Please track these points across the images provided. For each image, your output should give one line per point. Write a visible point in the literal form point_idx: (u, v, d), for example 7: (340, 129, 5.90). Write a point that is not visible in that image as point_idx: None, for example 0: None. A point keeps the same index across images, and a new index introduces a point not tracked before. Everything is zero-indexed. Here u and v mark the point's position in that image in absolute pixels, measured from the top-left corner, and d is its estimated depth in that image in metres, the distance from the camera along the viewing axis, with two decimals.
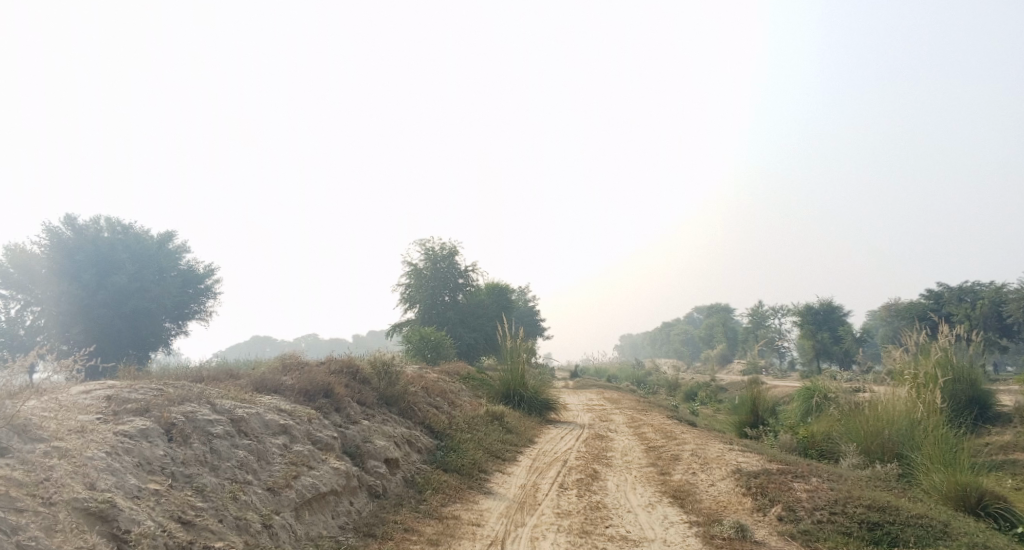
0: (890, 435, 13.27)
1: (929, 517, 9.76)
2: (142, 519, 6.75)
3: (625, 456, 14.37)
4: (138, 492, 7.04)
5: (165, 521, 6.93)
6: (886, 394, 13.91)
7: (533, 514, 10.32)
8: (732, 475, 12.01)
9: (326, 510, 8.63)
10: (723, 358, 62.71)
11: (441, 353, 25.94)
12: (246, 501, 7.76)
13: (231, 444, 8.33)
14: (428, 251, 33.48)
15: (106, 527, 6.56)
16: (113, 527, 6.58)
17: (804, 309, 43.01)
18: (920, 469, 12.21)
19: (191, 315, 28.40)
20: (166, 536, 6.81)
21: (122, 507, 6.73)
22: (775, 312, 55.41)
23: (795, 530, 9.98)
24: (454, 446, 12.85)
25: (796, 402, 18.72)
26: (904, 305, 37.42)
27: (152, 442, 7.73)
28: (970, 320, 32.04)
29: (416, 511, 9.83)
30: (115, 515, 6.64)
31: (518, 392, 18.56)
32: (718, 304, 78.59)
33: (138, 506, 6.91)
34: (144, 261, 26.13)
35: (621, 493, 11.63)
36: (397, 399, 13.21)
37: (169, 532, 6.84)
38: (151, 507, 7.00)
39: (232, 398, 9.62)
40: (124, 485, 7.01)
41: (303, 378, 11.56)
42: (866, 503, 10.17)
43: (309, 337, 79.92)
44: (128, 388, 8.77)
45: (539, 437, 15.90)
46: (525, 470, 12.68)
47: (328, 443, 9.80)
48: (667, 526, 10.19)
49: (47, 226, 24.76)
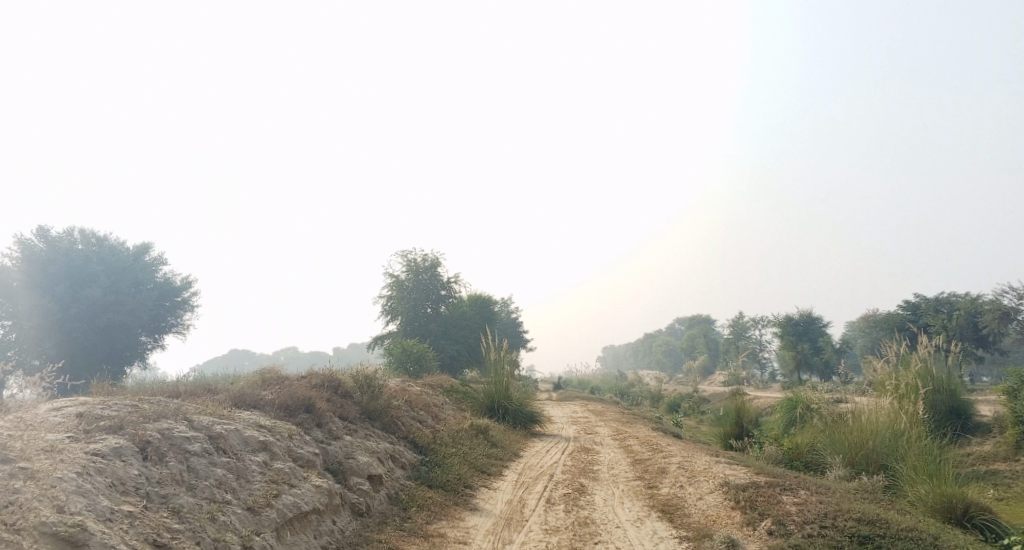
0: (875, 447, 13.19)
1: (919, 530, 9.64)
2: (114, 542, 6.48)
3: (611, 470, 14.19)
4: (110, 514, 6.76)
5: (140, 544, 6.66)
6: (869, 405, 13.84)
7: (519, 531, 10.09)
8: (720, 488, 11.86)
9: (308, 529, 8.37)
10: (705, 369, 62.75)
11: (423, 366, 25.68)
12: (225, 522, 7.49)
13: (209, 462, 8.07)
14: (409, 262, 33.23)
15: None
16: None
17: (784, 321, 43.13)
18: (906, 480, 12.14)
19: (168, 328, 27.93)
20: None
21: (93, 531, 6.44)
22: (756, 323, 55.57)
23: (786, 544, 9.84)
24: (438, 462, 12.61)
25: (779, 413, 18.64)
26: (883, 316, 37.64)
27: (126, 461, 7.45)
28: (947, 330, 32.21)
29: (401, 530, 9.58)
30: (86, 539, 6.35)
31: (502, 405, 18.34)
32: (699, 316, 78.75)
33: (110, 529, 6.63)
34: (120, 273, 25.70)
35: (608, 508, 11.43)
36: (380, 413, 12.96)
37: None
38: (125, 530, 6.72)
39: (210, 414, 9.34)
40: (96, 507, 6.73)
41: (283, 393, 11.29)
42: (856, 517, 10.04)
43: (290, 350, 79.08)
44: (101, 405, 8.48)
45: (523, 450, 15.68)
46: (511, 485, 12.46)
47: (310, 460, 9.54)
48: (656, 542, 10.01)
49: (20, 238, 24.30)
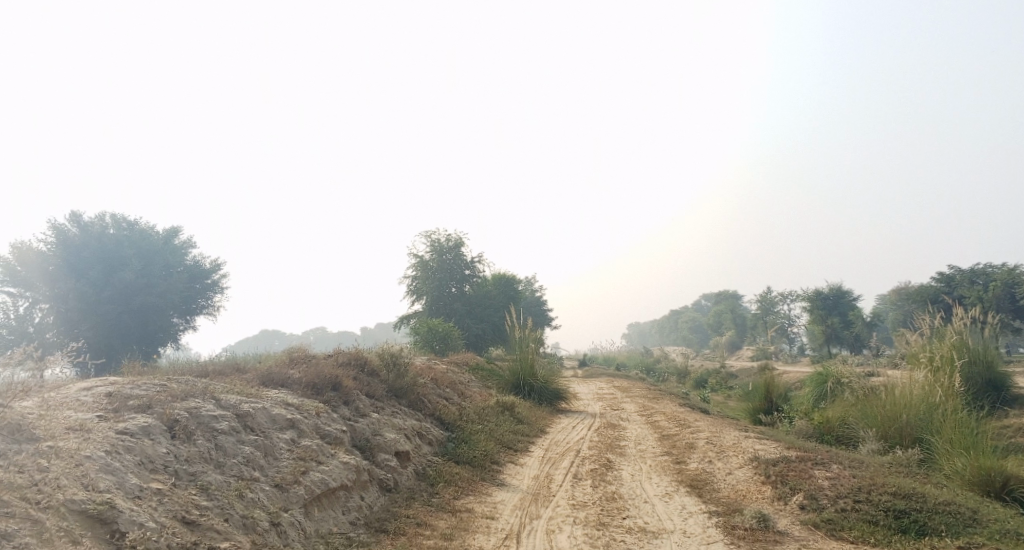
0: (909, 420, 12.94)
1: (956, 504, 9.45)
2: (143, 520, 6.51)
3: (639, 445, 14.09)
4: (139, 492, 6.80)
5: (169, 521, 6.69)
6: (903, 378, 13.57)
7: (547, 506, 10.06)
8: (750, 463, 11.71)
9: (336, 505, 8.39)
10: (733, 345, 62.30)
11: (449, 344, 25.71)
12: (253, 499, 7.51)
13: (237, 440, 8.09)
14: (434, 242, 33.18)
15: (105, 529, 6.32)
16: (112, 530, 6.33)
17: (813, 295, 42.57)
18: (941, 454, 11.89)
19: (199, 310, 28.24)
20: (170, 537, 6.55)
21: (121, 508, 6.48)
22: (784, 298, 54.96)
23: (818, 519, 9.69)
24: (465, 438, 12.59)
25: (809, 387, 18.38)
26: (915, 289, 36.98)
27: (155, 439, 7.49)
28: (982, 302, 31.59)
29: (429, 505, 9.58)
30: (114, 517, 6.40)
31: (528, 383, 18.28)
32: (726, 291, 78.10)
33: (139, 506, 6.66)
34: (151, 257, 25.96)
35: (636, 483, 11.37)
36: (406, 391, 12.95)
37: (172, 533, 6.59)
38: (153, 507, 6.75)
39: (238, 392, 9.38)
40: (125, 485, 6.77)
41: (310, 371, 11.31)
42: (891, 491, 9.86)
43: (318, 331, 79.73)
44: (130, 384, 8.55)
45: (550, 427, 15.63)
46: (538, 460, 12.42)
47: (337, 437, 9.56)
48: (686, 517, 9.92)
49: (53, 223, 24.58)
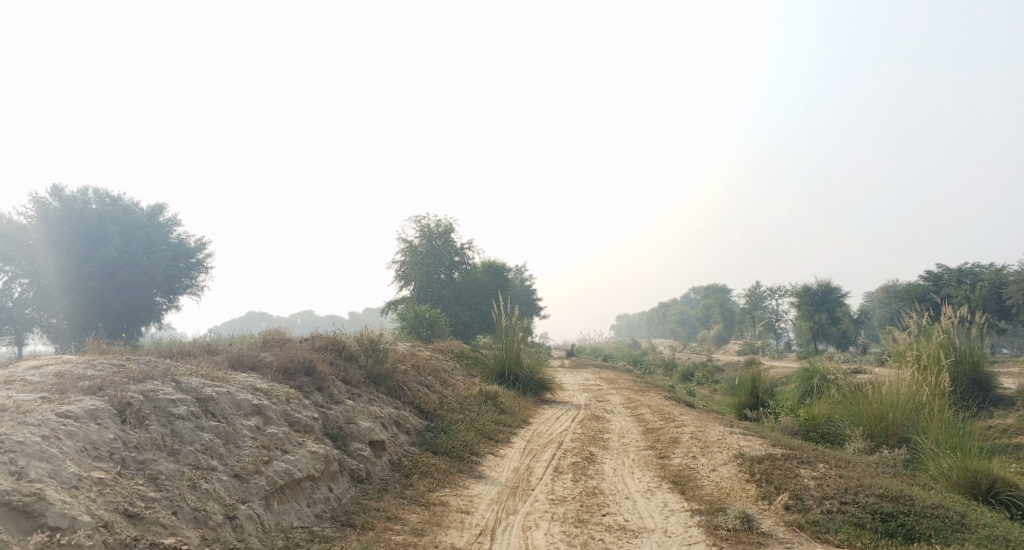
0: (895, 419, 12.64)
1: (944, 508, 9.15)
2: (76, 513, 6.09)
3: (622, 438, 13.76)
4: (77, 482, 6.37)
5: (107, 514, 6.27)
6: (890, 376, 13.27)
7: (524, 501, 9.70)
8: (734, 460, 11.40)
9: (301, 498, 7.99)
10: (720, 339, 62.19)
11: (435, 331, 25.28)
12: (208, 490, 7.11)
13: (195, 426, 7.68)
14: (423, 228, 32.67)
15: (31, 523, 5.89)
16: (39, 524, 5.90)
17: (801, 290, 42.38)
18: (928, 455, 11.61)
19: (182, 290, 27.66)
20: (106, 532, 6.14)
21: (52, 501, 6.05)
22: (773, 293, 54.80)
23: (803, 520, 9.35)
24: (445, 427, 12.22)
25: (794, 383, 18.10)
26: (903, 287, 36.83)
27: (102, 424, 7.08)
28: (969, 302, 31.44)
29: (401, 497, 9.19)
30: (43, 510, 5.96)
31: (513, 372, 17.91)
32: (715, 285, 77.90)
33: (75, 498, 6.23)
34: (134, 234, 25.31)
35: (617, 478, 11.03)
36: (385, 377, 12.53)
37: (109, 528, 6.18)
38: (92, 499, 6.32)
39: (202, 375, 8.96)
40: (61, 474, 6.34)
41: (282, 355, 10.91)
42: (878, 493, 9.54)
43: (305, 315, 79.11)
44: (85, 363, 8.18)
45: (532, 417, 15.25)
46: (518, 452, 12.06)
47: (307, 425, 9.15)
48: (667, 515, 9.58)
49: (34, 197, 23.88)
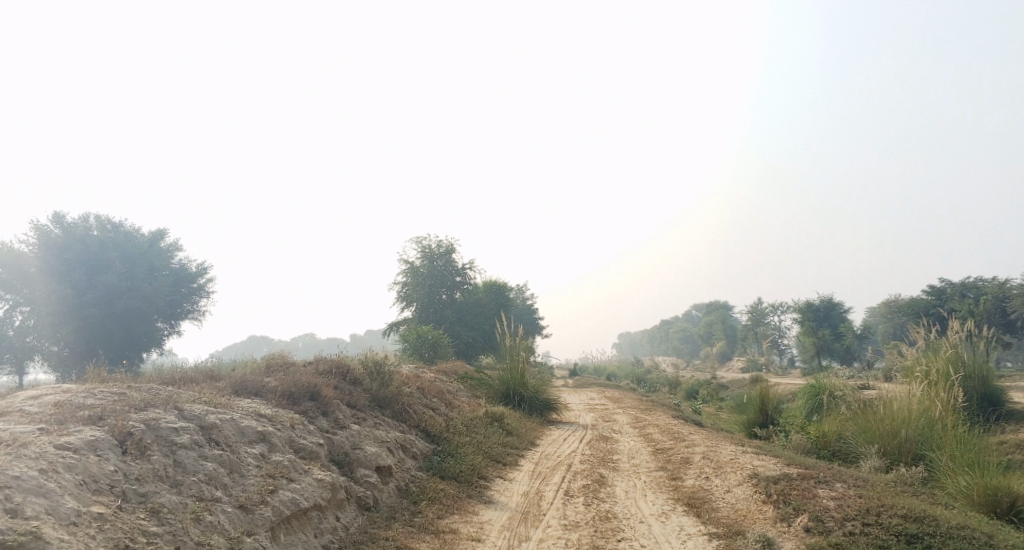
0: (908, 436, 12.35)
1: (970, 528, 8.86)
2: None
3: (632, 460, 13.46)
4: (75, 518, 6.12)
5: None
6: (900, 392, 13.00)
7: (537, 527, 9.41)
8: (749, 481, 11.11)
9: (308, 528, 7.73)
10: (723, 357, 61.77)
11: (438, 352, 25.01)
12: (212, 522, 6.86)
13: (199, 456, 7.44)
14: (424, 248, 32.48)
15: None
16: None
17: (804, 306, 42.09)
18: (945, 472, 11.31)
19: (184, 315, 27.46)
20: None
21: (49, 539, 5.79)
22: (775, 310, 54.52)
23: (825, 543, 9.07)
24: (452, 451, 11.94)
25: (801, 400, 17.81)
26: (906, 301, 36.56)
27: (102, 456, 6.84)
28: (973, 315, 31.18)
29: (410, 525, 8.92)
30: None
31: (518, 392, 17.64)
32: (717, 302, 77.56)
33: (72, 536, 5.97)
34: (135, 259, 25.14)
35: (630, 501, 10.76)
36: (390, 400, 12.29)
37: None
38: (91, 536, 6.07)
39: (205, 402, 8.73)
40: (59, 510, 6.10)
41: (286, 380, 10.68)
42: (901, 513, 9.24)
43: (306, 338, 78.76)
44: (84, 392, 7.96)
45: (540, 439, 14.97)
46: (527, 475, 11.78)
47: (312, 451, 8.90)
48: (684, 540, 9.28)
49: (34, 224, 23.76)
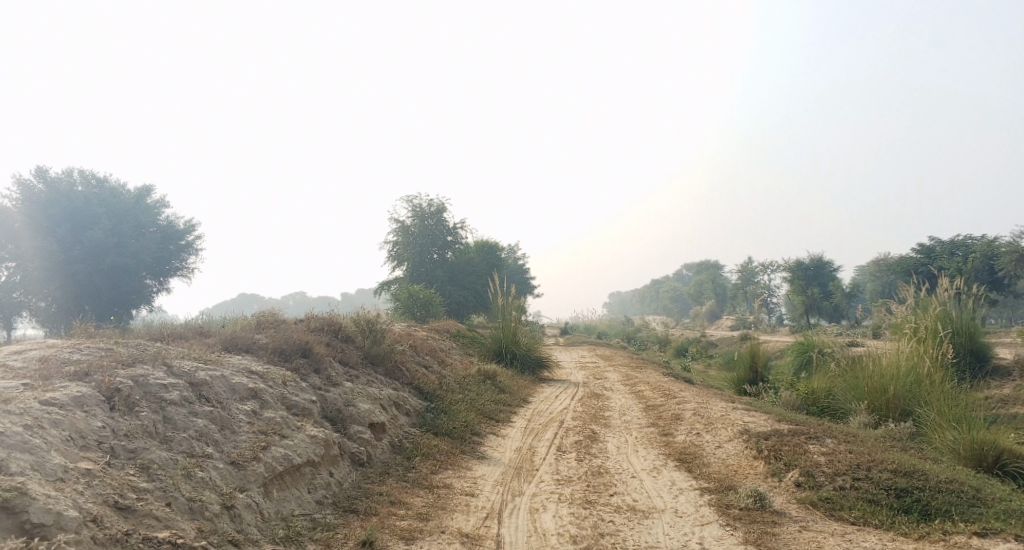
0: (897, 393, 12.38)
1: (959, 482, 8.91)
2: (61, 508, 5.74)
3: (623, 416, 13.50)
4: (62, 474, 6.04)
5: (96, 508, 5.95)
6: (889, 349, 13.01)
7: (530, 482, 9.43)
8: (740, 436, 11.15)
9: (301, 484, 7.70)
10: (713, 315, 62.09)
11: (430, 311, 24.95)
12: (203, 479, 6.81)
13: (189, 412, 7.37)
14: (416, 207, 32.15)
15: (13, 520, 5.56)
16: (21, 521, 5.56)
17: (794, 265, 42.12)
18: (933, 427, 11.37)
19: (173, 272, 27.27)
20: (95, 527, 5.82)
21: (35, 495, 5.70)
22: (765, 269, 54.63)
23: (816, 497, 9.12)
24: (445, 408, 11.92)
25: (790, 357, 17.88)
26: (895, 259, 36.60)
27: (89, 412, 6.76)
28: (962, 273, 31.27)
29: (404, 481, 8.91)
30: (24, 506, 5.62)
31: (510, 350, 17.63)
32: (708, 261, 77.61)
33: (60, 492, 5.90)
34: (121, 215, 24.83)
35: (622, 457, 10.79)
36: (383, 358, 12.23)
37: (98, 523, 5.85)
38: (79, 492, 6.00)
39: (195, 359, 8.64)
40: (45, 466, 6.01)
41: (277, 336, 10.59)
42: (891, 468, 9.30)
43: (298, 297, 78.66)
44: (71, 347, 7.86)
45: (532, 396, 14.99)
46: (520, 432, 11.79)
47: (305, 408, 8.84)
48: (676, 494, 9.32)
49: (18, 179, 23.37)
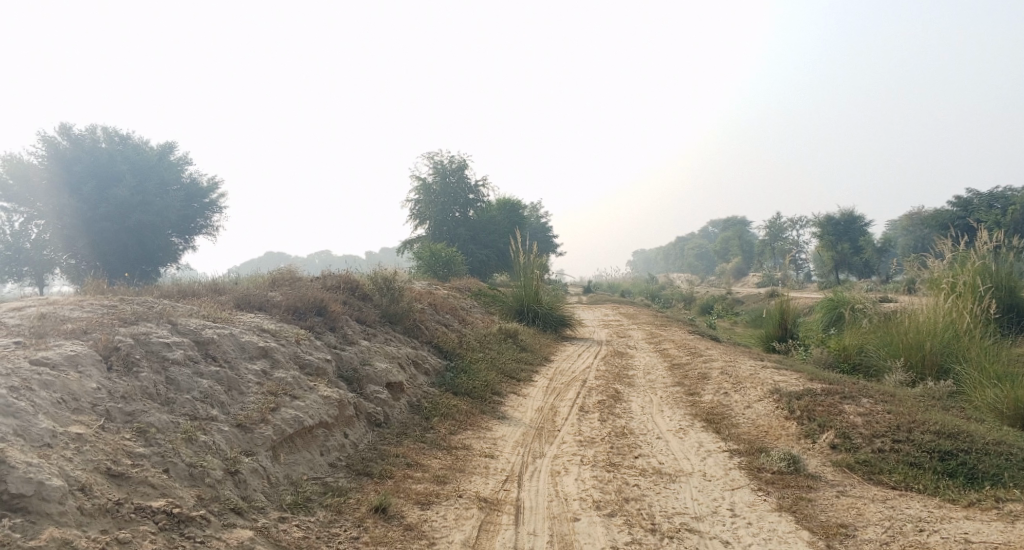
0: (934, 349, 11.80)
1: (1007, 445, 8.42)
2: (43, 477, 5.44)
3: (648, 375, 13.08)
4: (49, 439, 5.76)
5: (84, 476, 5.66)
6: (927, 304, 12.41)
7: (552, 443, 9.08)
8: (770, 396, 10.69)
9: (313, 446, 7.41)
10: (738, 273, 61.41)
11: (452, 270, 24.57)
12: (206, 443, 6.53)
13: (193, 373, 7.11)
14: (438, 164, 31.47)
15: None
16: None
17: (824, 220, 41.06)
18: (972, 385, 10.83)
19: (198, 230, 27.21)
20: (82, 496, 5.53)
21: (17, 463, 5.41)
22: (794, 224, 53.54)
23: (853, 460, 8.68)
24: (465, 367, 11.57)
25: (818, 314, 17.33)
26: (930, 212, 35.43)
27: (84, 373, 6.47)
28: (1000, 225, 30.19)
29: (421, 441, 8.60)
30: (4, 474, 5.33)
31: (533, 309, 17.23)
32: (734, 218, 76.18)
33: (46, 459, 5.61)
34: (145, 173, 24.63)
35: (647, 417, 10.41)
36: (401, 316, 11.87)
37: (86, 492, 5.57)
38: (67, 459, 5.71)
39: (204, 316, 8.36)
40: (30, 431, 5.72)
41: (292, 294, 10.25)
42: (934, 430, 8.81)
43: (322, 254, 78.90)
44: (73, 304, 7.59)
45: (554, 354, 14.64)
46: (541, 392, 11.43)
47: (319, 367, 8.54)
48: (704, 457, 8.92)
49: (42, 135, 23.22)
